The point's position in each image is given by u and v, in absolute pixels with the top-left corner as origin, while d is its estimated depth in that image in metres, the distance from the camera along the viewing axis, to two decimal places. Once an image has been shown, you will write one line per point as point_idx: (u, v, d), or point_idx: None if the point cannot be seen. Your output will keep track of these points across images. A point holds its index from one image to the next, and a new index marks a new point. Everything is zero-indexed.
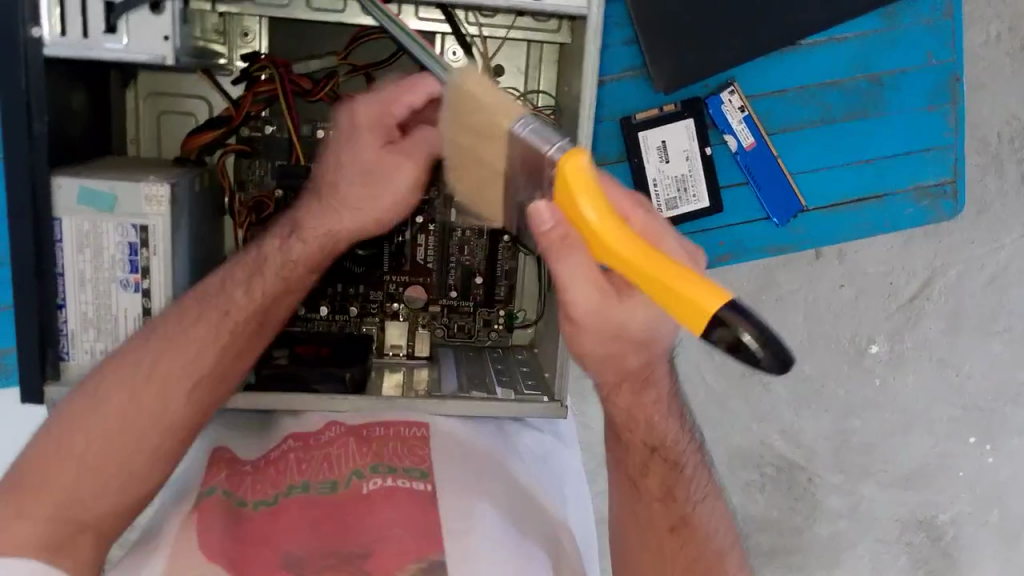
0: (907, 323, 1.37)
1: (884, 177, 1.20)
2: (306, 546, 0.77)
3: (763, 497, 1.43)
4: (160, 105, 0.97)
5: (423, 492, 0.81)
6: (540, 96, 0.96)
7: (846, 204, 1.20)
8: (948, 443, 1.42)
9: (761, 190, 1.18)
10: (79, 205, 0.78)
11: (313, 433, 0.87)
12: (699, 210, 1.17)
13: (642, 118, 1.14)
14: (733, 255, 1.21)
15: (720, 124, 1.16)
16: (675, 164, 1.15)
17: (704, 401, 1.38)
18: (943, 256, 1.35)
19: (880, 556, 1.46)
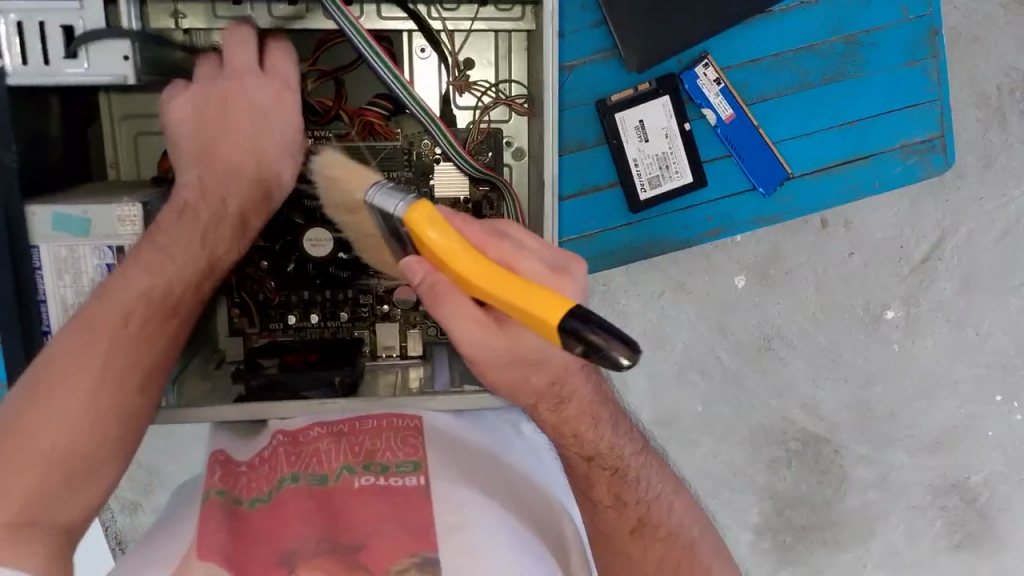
0: (921, 286, 1.35)
1: (869, 137, 1.17)
2: (300, 538, 0.75)
3: (789, 473, 1.41)
4: (137, 127, 0.97)
5: (416, 486, 0.79)
6: (512, 86, 0.95)
7: (832, 167, 1.17)
8: (974, 404, 1.40)
9: (744, 161, 1.15)
10: (54, 232, 0.76)
11: (301, 430, 0.83)
12: (683, 186, 1.14)
13: (618, 98, 1.11)
14: (723, 229, 1.17)
15: (697, 98, 1.13)
16: (654, 142, 1.13)
17: (720, 381, 1.37)
18: (951, 214, 1.33)
19: (914, 523, 1.45)
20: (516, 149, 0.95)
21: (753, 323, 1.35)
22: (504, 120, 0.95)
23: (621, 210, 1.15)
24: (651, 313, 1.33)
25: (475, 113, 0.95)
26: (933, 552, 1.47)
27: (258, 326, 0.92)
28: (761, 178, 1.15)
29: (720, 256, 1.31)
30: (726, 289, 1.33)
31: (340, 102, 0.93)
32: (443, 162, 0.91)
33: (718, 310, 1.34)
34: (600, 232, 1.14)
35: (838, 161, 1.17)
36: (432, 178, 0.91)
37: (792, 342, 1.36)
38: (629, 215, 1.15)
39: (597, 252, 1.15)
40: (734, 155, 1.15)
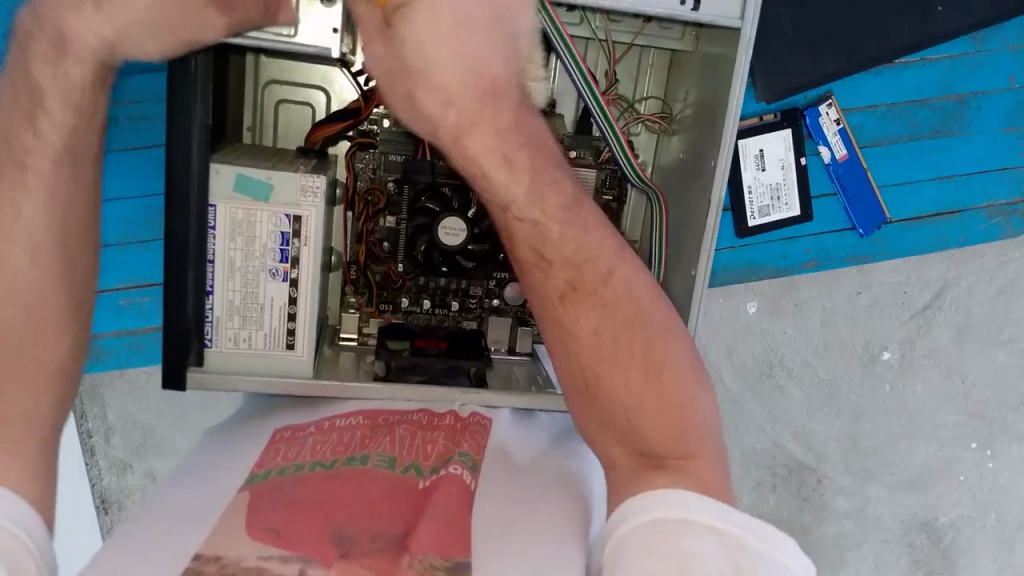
0: (919, 331, 1.41)
1: (960, 194, 1.36)
2: (356, 526, 0.68)
3: (773, 497, 1.45)
4: (278, 94, 0.97)
5: (470, 483, 0.74)
6: (649, 103, 1.01)
7: (926, 217, 1.36)
8: (952, 448, 1.46)
9: (850, 201, 1.31)
10: (235, 192, 0.78)
11: (382, 415, 0.83)
12: (790, 217, 1.29)
13: (744, 125, 1.23)
14: (819, 262, 1.35)
15: (816, 135, 1.27)
16: (771, 172, 1.26)
17: (722, 401, 1.40)
18: (956, 267, 1.39)
19: (883, 557, 1.49)
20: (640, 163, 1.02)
21: (759, 350, 1.39)
22: (637, 134, 1.02)
23: (728, 234, 1.30)
24: None
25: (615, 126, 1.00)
26: None
27: (374, 306, 0.95)
28: (862, 220, 1.33)
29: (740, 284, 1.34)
30: (740, 314, 1.36)
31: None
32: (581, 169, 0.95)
33: (729, 334, 1.37)
34: None
35: (932, 213, 1.36)
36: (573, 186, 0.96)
37: (793, 371, 1.41)
38: (736, 239, 1.30)
39: None
40: (841, 194, 1.31)
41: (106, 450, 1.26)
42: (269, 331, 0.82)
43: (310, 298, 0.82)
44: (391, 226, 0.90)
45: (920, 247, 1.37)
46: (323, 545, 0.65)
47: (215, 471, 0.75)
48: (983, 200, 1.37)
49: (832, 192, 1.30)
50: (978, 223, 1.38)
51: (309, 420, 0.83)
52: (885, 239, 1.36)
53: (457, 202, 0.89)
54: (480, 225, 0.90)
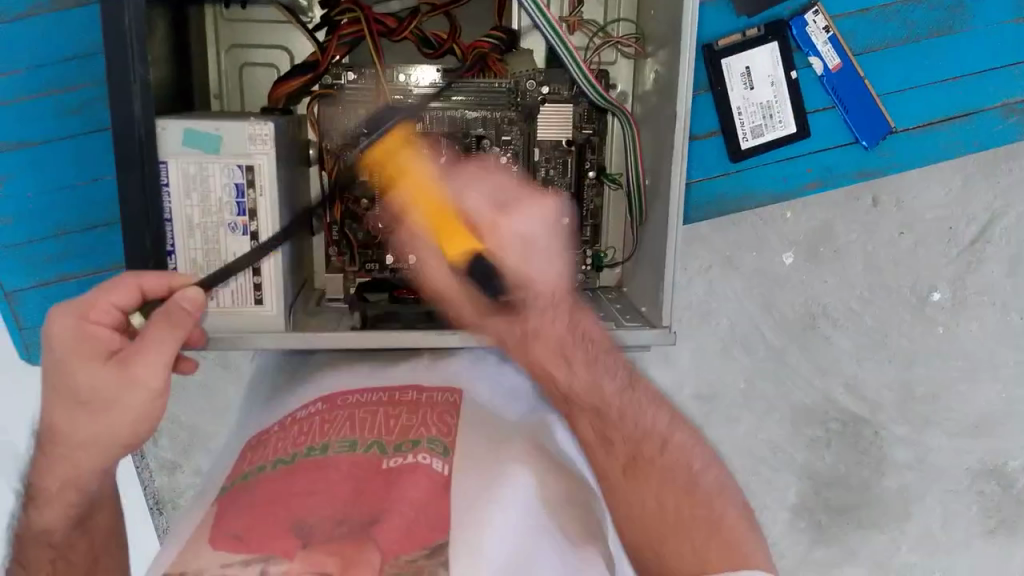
0: (969, 267, 1.34)
1: (969, 94, 1.25)
2: (317, 515, 0.65)
3: (829, 453, 1.41)
4: (241, 58, 0.97)
5: (442, 471, 0.70)
6: (621, 25, 0.97)
7: (935, 123, 1.25)
8: (1016, 388, 1.38)
9: (849, 113, 1.23)
10: (184, 147, 0.77)
11: (337, 395, 0.80)
12: (786, 136, 1.21)
13: (724, 44, 1.17)
14: (822, 182, 1.26)
15: (805, 45, 1.20)
16: (760, 90, 1.19)
17: (764, 358, 1.36)
18: (1004, 197, 1.31)
19: (950, 507, 1.43)
20: (620, 92, 0.98)
21: (799, 301, 1.34)
22: (612, 61, 0.97)
23: (720, 158, 1.23)
24: (698, 288, 1.32)
25: (585, 54, 0.96)
26: (967, 536, 1.44)
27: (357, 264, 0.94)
28: (866, 133, 1.24)
29: (771, 233, 1.30)
30: (775, 266, 1.32)
31: (454, 37, 0.95)
32: (547, 102, 0.92)
33: (766, 287, 1.33)
34: (700, 182, 1.24)
35: (941, 118, 1.25)
36: (536, 118, 0.92)
37: (837, 321, 1.36)
38: (728, 163, 1.23)
39: (694, 203, 1.26)
40: (840, 107, 1.23)
41: (156, 450, 1.29)
42: (235, 288, 0.81)
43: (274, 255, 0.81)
44: (365, 179, 0.92)
45: (932, 155, 1.27)
46: (284, 539, 0.62)
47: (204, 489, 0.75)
48: (998, 99, 1.25)
49: (830, 105, 1.23)
50: (995, 125, 1.26)
51: (272, 418, 0.80)
52: (893, 150, 1.26)
53: (427, 148, 0.91)
54: None
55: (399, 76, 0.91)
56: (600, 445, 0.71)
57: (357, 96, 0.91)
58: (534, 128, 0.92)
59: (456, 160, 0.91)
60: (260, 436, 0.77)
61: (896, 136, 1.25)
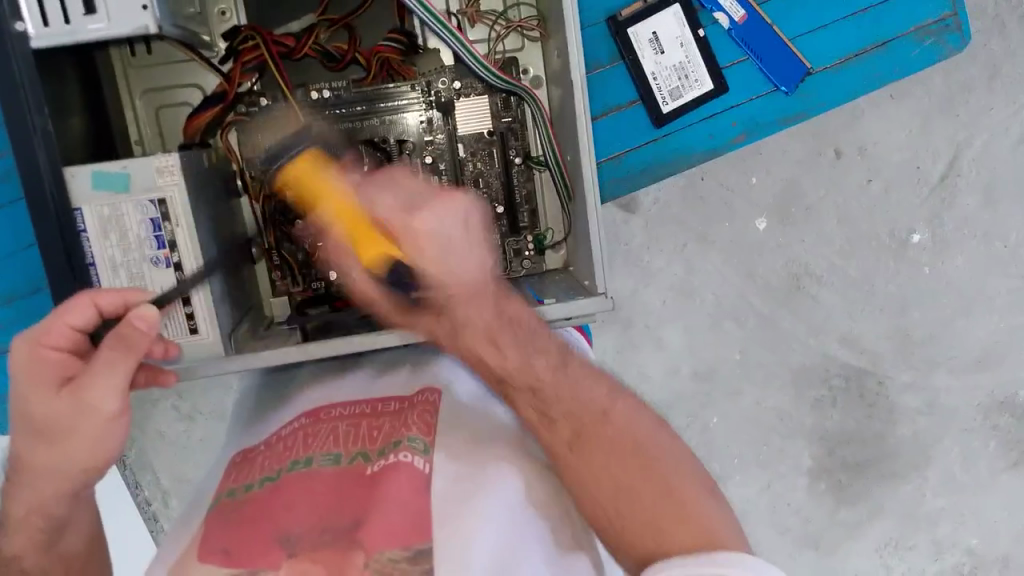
0: (944, 204, 1.34)
1: (885, 22, 1.15)
2: (302, 525, 0.64)
3: (837, 411, 1.40)
4: (157, 100, 0.97)
5: (425, 469, 0.70)
6: (521, 9, 0.96)
7: (852, 57, 1.15)
8: (1012, 316, 1.37)
9: (762, 62, 1.14)
10: (95, 191, 0.78)
11: (323, 408, 0.81)
12: (704, 94, 1.14)
13: (628, 14, 1.12)
14: (750, 134, 1.15)
15: (708, 2, 1.13)
16: (670, 53, 1.13)
17: (756, 326, 1.36)
18: (967, 129, 1.32)
19: (969, 446, 1.41)
20: (533, 77, 0.96)
21: (781, 264, 1.34)
22: (518, 48, 0.96)
23: (644, 126, 1.15)
24: (676, 267, 1.33)
25: (489, 45, 0.96)
26: (992, 473, 1.42)
27: (302, 285, 0.94)
28: (783, 77, 1.14)
29: (739, 201, 1.31)
30: (749, 233, 1.33)
31: (355, 46, 0.95)
32: (462, 97, 0.93)
33: (744, 255, 1.33)
34: (626, 152, 1.15)
35: (856, 52, 1.15)
36: (455, 113, 0.93)
37: (823, 278, 1.35)
38: (653, 130, 1.15)
39: (625, 173, 1.16)
40: (751, 57, 1.14)
41: (167, 513, 1.29)
42: (171, 324, 0.81)
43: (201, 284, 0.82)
44: None
45: (858, 92, 1.15)
46: (268, 553, 0.62)
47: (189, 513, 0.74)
48: (909, 24, 1.15)
49: (742, 57, 1.14)
50: (913, 50, 1.15)
51: (257, 439, 0.80)
52: (813, 91, 1.15)
53: (349, 159, 0.90)
54: (379, 177, 0.91)
55: (313, 93, 0.91)
56: (543, 422, 0.71)
57: (271, 117, 0.91)
58: (454, 124, 0.93)
59: (380, 165, 0.91)
60: (242, 457, 0.77)
61: (813, 77, 1.15)
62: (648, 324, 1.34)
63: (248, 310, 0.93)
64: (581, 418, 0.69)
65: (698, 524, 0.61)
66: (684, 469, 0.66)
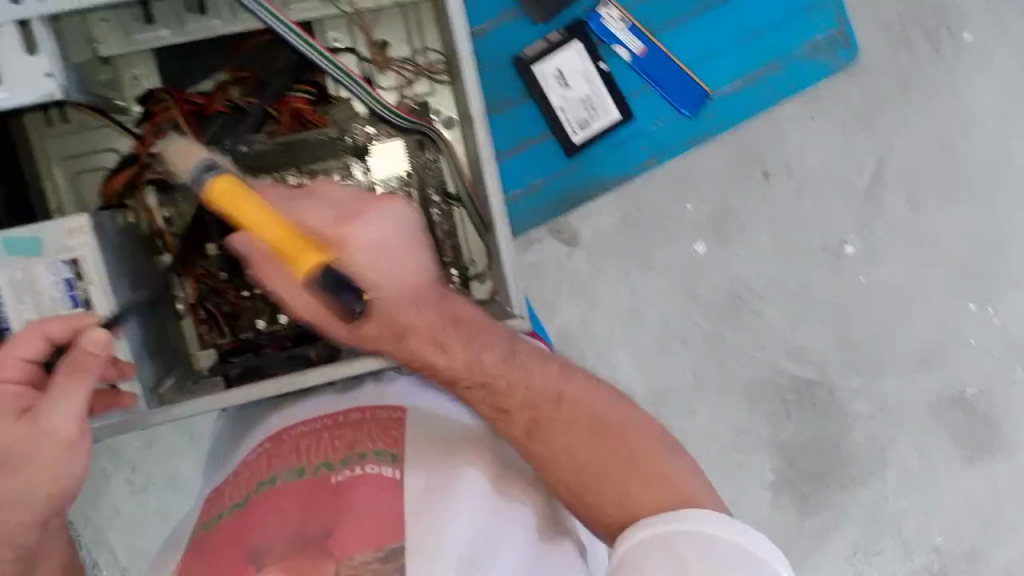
0: (872, 213, 1.39)
1: (777, 43, 1.30)
2: (271, 539, 0.70)
3: (791, 423, 1.42)
4: (75, 167, 0.97)
5: (391, 477, 0.73)
6: (430, 53, 0.98)
7: (747, 80, 1.31)
8: (949, 315, 1.42)
9: (664, 89, 1.28)
10: (10, 257, 0.76)
11: (285, 429, 0.81)
12: (611, 122, 1.28)
13: (532, 53, 1.25)
14: (659, 156, 1.31)
15: (606, 37, 1.27)
16: (576, 86, 1.26)
17: (704, 345, 1.38)
18: (886, 140, 1.37)
19: (922, 446, 1.44)
20: (445, 118, 0.97)
21: (722, 283, 1.37)
22: (430, 92, 0.99)
23: (558, 156, 1.28)
24: (621, 293, 1.35)
25: (400, 90, 0.99)
26: (948, 471, 1.45)
27: (228, 335, 0.91)
28: (684, 102, 1.29)
29: (676, 225, 1.35)
30: (688, 255, 1.36)
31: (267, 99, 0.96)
32: (377, 141, 0.93)
33: (686, 277, 1.36)
34: (543, 182, 1.29)
35: (754, 73, 1.31)
36: (369, 157, 0.93)
37: (764, 292, 1.38)
38: (567, 159, 1.28)
39: (542, 202, 1.30)
40: (653, 85, 1.29)
41: None
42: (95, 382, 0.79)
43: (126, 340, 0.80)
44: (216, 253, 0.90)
45: (754, 109, 1.32)
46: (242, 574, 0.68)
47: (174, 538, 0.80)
48: (801, 44, 1.31)
49: (645, 86, 1.29)
50: (805, 67, 1.32)
51: (229, 471, 0.81)
52: (716, 112, 1.31)
53: None
54: None
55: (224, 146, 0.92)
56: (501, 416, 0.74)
57: None
58: (373, 165, 0.93)
59: None
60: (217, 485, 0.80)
61: (714, 99, 1.30)
62: (599, 352, 1.35)
63: (174, 364, 0.89)
64: (542, 408, 0.73)
65: (664, 484, 0.68)
66: (653, 448, 0.71)
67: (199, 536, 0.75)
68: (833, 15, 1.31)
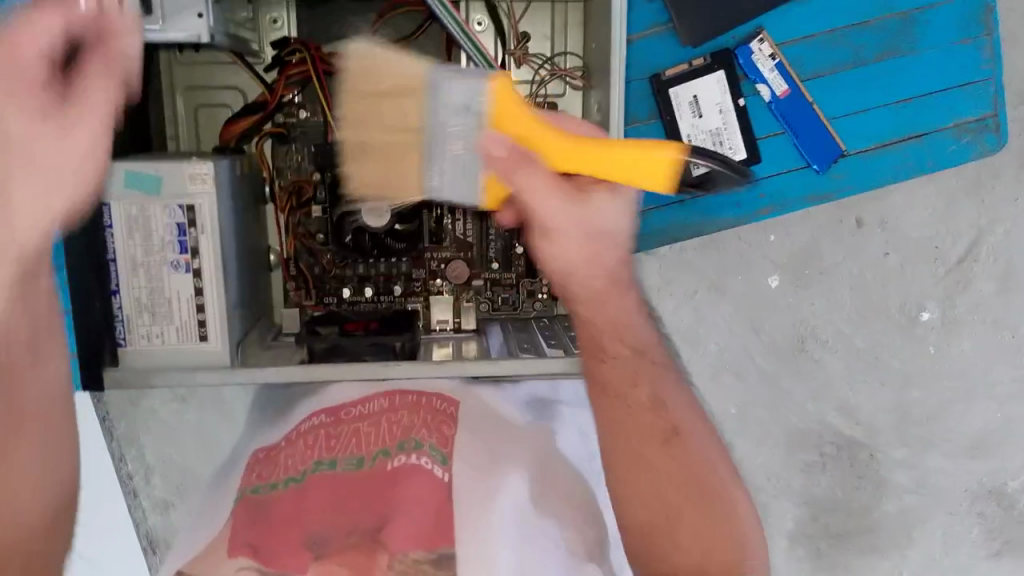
0: (958, 286, 1.33)
1: (921, 115, 1.15)
2: (329, 528, 0.75)
3: (825, 478, 1.39)
4: (197, 100, 1.00)
5: (442, 478, 0.79)
6: (567, 58, 0.99)
7: (883, 147, 1.16)
8: (1013, 406, 1.37)
9: (797, 139, 1.15)
10: (128, 189, 0.81)
11: (344, 407, 0.86)
12: (738, 162, 1.15)
13: (672, 73, 1.14)
14: (777, 207, 1.17)
15: (752, 73, 1.14)
16: (709, 118, 1.15)
17: (756, 382, 1.36)
18: (991, 215, 1.31)
19: (952, 530, 1.40)
20: None
21: (788, 324, 1.34)
22: (560, 93, 1.00)
23: None
24: (684, 313, 1.33)
25: (532, 86, 0.99)
26: (971, 559, 1.42)
27: (314, 298, 0.98)
28: (816, 156, 1.15)
29: (756, 257, 1.31)
30: (761, 289, 1.32)
31: None
32: None
33: (753, 312, 1.33)
34: (652, 211, 1.18)
35: (898, 138, 1.15)
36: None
37: (828, 343, 1.35)
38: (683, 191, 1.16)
39: (648, 231, 1.19)
40: (788, 132, 1.15)
41: (148, 490, 1.29)
42: (179, 324, 0.85)
43: (215, 289, 0.85)
44: (319, 216, 0.96)
45: (887, 179, 1.16)
46: (301, 554, 0.72)
47: (212, 505, 0.81)
48: (948, 121, 1.15)
49: (778, 131, 1.15)
50: (949, 146, 1.15)
51: (279, 436, 0.86)
52: (846, 173, 1.16)
53: None
54: None
55: None
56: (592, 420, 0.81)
57: (312, 135, 0.97)
58: None
59: None
60: (263, 455, 0.84)
61: (847, 159, 1.15)
62: None
63: (258, 318, 0.96)
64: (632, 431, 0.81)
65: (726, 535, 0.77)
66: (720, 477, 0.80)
67: (245, 501, 0.78)
68: (989, 97, 1.15)
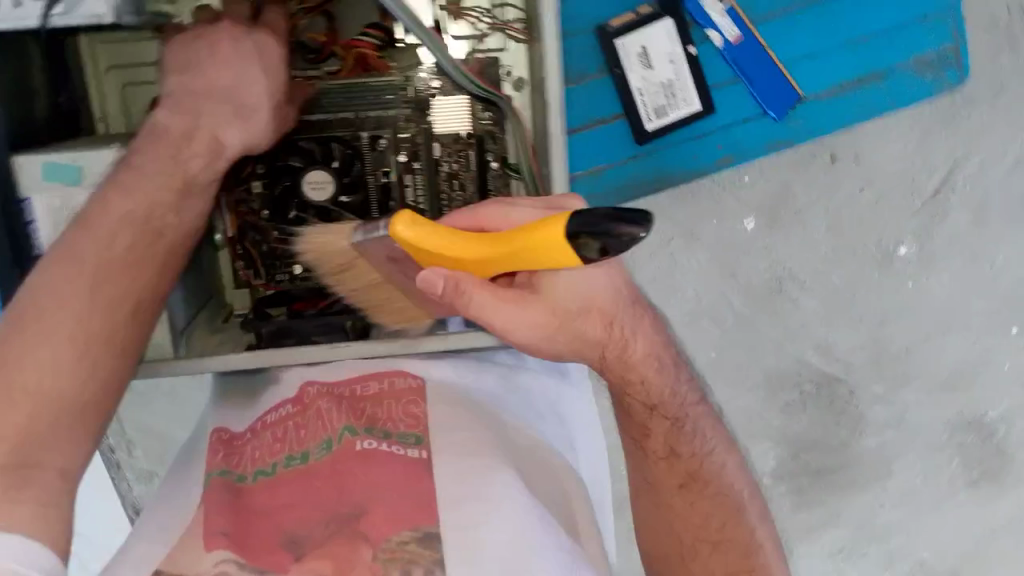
0: (933, 220, 1.33)
1: (881, 54, 1.20)
2: (306, 525, 0.69)
3: (805, 416, 1.40)
4: (121, 78, 0.97)
5: (419, 456, 0.76)
6: (508, 9, 0.94)
7: (845, 88, 1.20)
8: (990, 338, 1.38)
9: (753, 85, 1.18)
10: (46, 182, 0.77)
11: (305, 391, 0.84)
12: (690, 115, 1.18)
13: (617, 25, 1.16)
14: (735, 156, 1.21)
15: (700, 18, 1.18)
16: (659, 69, 1.17)
17: (733, 325, 1.36)
18: (965, 145, 1.30)
19: (931, 462, 1.42)
20: (516, 80, 0.95)
21: (762, 266, 1.33)
22: (502, 48, 0.95)
23: (627, 143, 1.19)
24: (659, 260, 1.32)
25: (473, 41, 0.95)
26: (951, 489, 1.44)
27: (263, 277, 0.89)
28: (773, 103, 1.19)
29: (729, 199, 1.30)
30: (736, 233, 1.31)
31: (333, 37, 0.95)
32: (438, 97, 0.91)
33: (727, 255, 1.32)
34: (605, 168, 1.19)
35: (851, 81, 1.20)
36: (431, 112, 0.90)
37: (804, 284, 1.35)
38: (635, 146, 1.19)
39: (599, 188, 1.19)
40: (742, 79, 1.19)
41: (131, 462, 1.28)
42: None
43: None
44: (259, 190, 0.88)
45: (846, 123, 1.21)
46: (276, 555, 0.66)
47: (178, 492, 0.78)
48: (908, 57, 1.20)
49: (733, 78, 1.19)
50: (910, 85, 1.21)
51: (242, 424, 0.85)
52: (804, 120, 1.20)
53: (319, 153, 0.88)
54: (349, 174, 0.88)
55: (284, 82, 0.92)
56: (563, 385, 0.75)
57: None
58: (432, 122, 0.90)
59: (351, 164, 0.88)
60: (229, 441, 0.82)
61: (805, 104, 1.20)
62: None
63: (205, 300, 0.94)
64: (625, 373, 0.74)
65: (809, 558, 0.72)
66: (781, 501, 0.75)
67: (214, 484, 0.76)
68: (950, 31, 1.20)
